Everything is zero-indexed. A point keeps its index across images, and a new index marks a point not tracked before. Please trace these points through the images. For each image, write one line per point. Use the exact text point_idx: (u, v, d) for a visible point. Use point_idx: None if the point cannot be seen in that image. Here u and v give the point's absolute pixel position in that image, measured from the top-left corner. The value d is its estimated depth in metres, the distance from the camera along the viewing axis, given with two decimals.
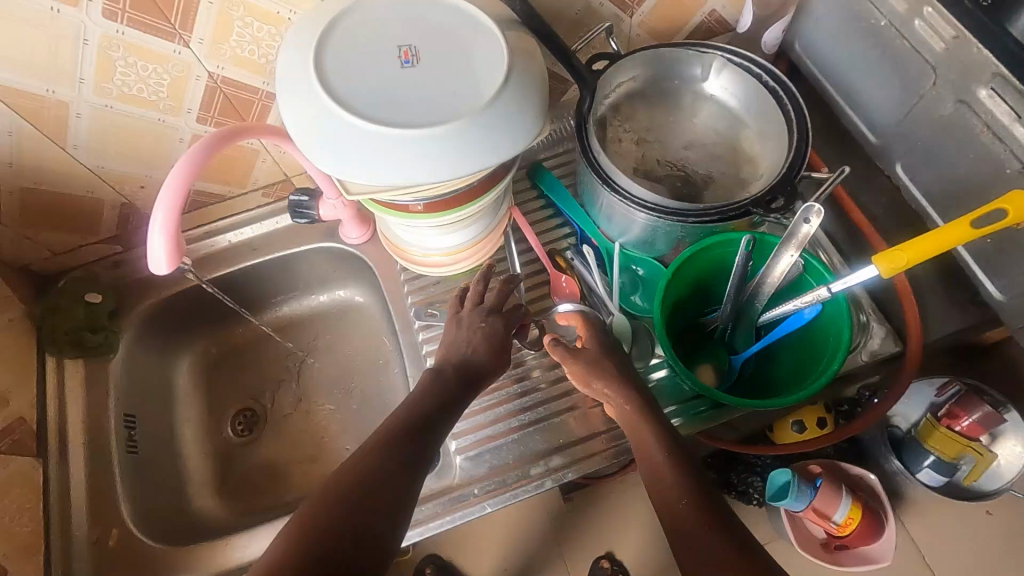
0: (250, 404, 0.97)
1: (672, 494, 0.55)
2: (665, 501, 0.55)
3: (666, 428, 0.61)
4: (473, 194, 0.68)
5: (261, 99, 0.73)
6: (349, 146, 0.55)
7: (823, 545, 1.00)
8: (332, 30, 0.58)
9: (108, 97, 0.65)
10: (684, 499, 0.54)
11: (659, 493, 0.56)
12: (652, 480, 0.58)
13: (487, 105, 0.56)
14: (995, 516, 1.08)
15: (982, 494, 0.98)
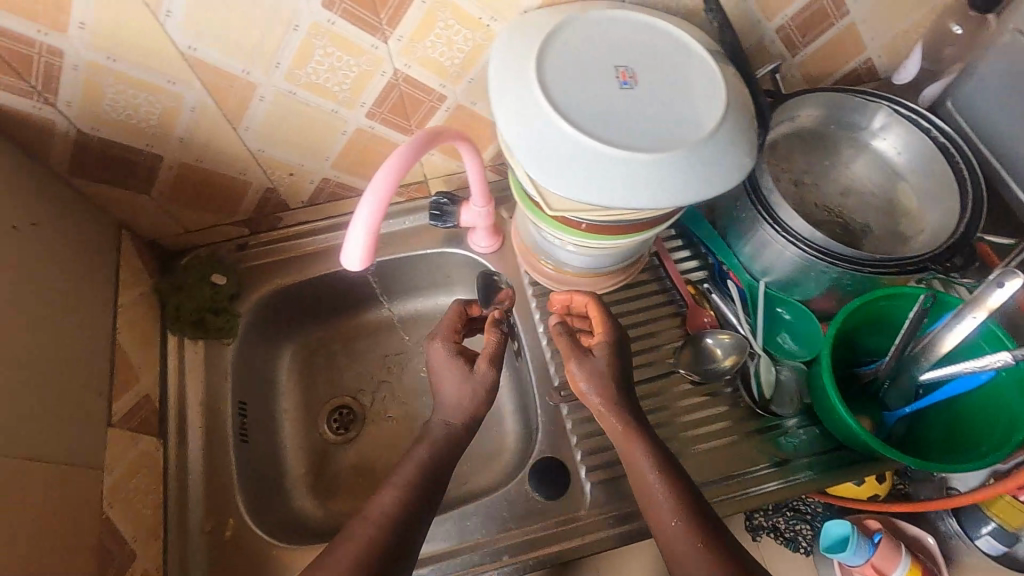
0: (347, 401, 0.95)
1: (661, 514, 0.57)
2: (658, 525, 0.57)
3: (655, 443, 0.61)
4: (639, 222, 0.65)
5: (431, 101, 0.72)
6: (568, 161, 0.54)
7: None
8: (549, 44, 0.57)
9: (295, 84, 0.64)
10: (677, 519, 0.55)
11: (646, 501, 0.58)
12: (647, 501, 0.58)
13: (708, 134, 0.55)
14: None
15: None
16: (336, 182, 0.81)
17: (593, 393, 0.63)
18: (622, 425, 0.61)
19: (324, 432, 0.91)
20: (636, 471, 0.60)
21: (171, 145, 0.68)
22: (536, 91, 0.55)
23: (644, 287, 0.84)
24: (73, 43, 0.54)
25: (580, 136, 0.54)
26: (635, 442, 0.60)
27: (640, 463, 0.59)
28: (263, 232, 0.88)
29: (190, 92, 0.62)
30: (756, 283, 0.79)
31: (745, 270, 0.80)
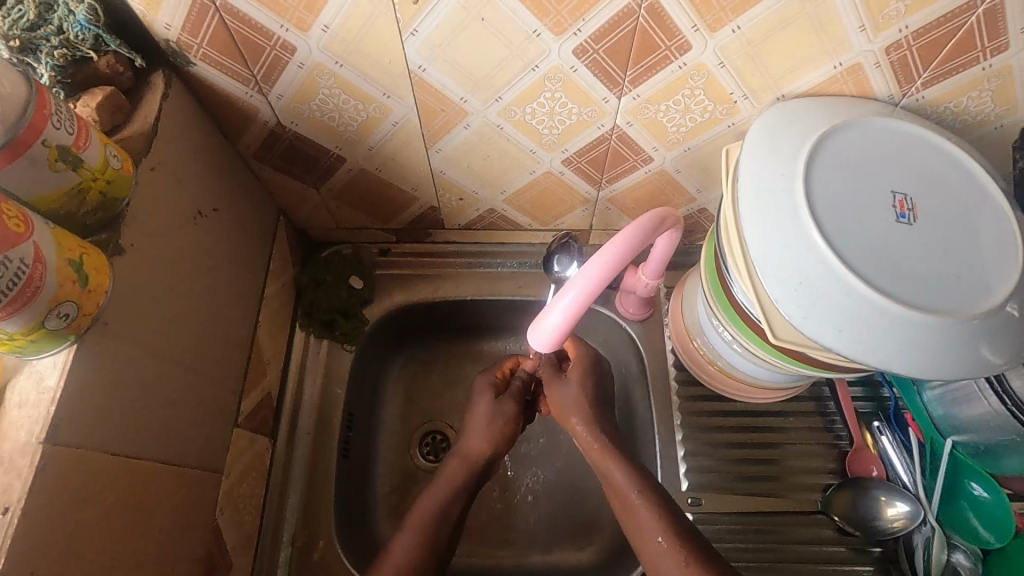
0: (441, 425, 0.85)
1: (645, 529, 0.60)
2: (642, 537, 0.60)
3: (634, 464, 0.64)
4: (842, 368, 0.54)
5: (636, 161, 0.65)
6: (821, 294, 0.46)
7: None
8: (821, 148, 0.50)
9: (507, 120, 0.59)
10: (661, 535, 0.58)
11: (627, 517, 0.62)
12: (624, 510, 0.62)
13: (998, 306, 0.46)
14: None
15: None
16: (501, 214, 0.76)
17: (574, 415, 0.68)
18: (598, 444, 0.66)
19: (415, 459, 0.83)
20: (613, 485, 0.63)
21: (359, 152, 0.64)
22: (798, 208, 0.47)
23: (803, 405, 0.75)
24: (308, 43, 0.50)
25: (845, 273, 0.46)
26: (613, 462, 0.64)
27: (618, 477, 0.63)
28: (408, 243, 0.84)
29: (400, 106, 0.58)
30: (942, 441, 0.67)
31: (926, 417, 0.68)
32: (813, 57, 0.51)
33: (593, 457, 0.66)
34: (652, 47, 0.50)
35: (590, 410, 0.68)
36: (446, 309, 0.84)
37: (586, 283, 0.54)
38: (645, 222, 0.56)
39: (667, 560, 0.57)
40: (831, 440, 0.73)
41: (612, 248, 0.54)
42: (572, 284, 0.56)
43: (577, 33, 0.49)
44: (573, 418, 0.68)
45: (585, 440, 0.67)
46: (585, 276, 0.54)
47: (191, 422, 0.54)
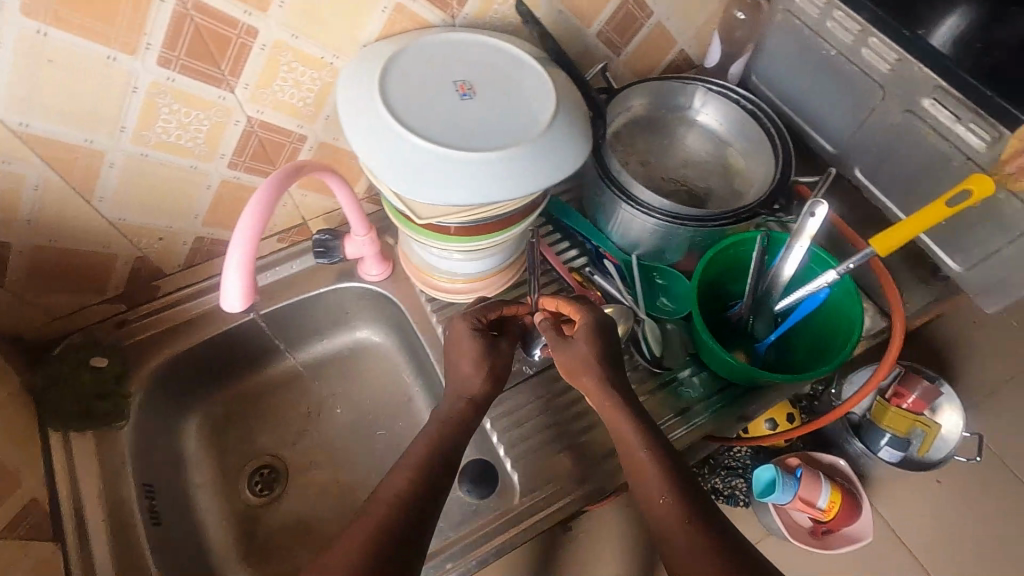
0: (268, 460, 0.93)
1: (652, 490, 0.61)
2: (649, 500, 0.61)
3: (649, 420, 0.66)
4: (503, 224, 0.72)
5: (292, 142, 0.74)
6: (425, 170, 0.58)
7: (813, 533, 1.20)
8: (390, 69, 0.62)
9: (146, 145, 0.64)
10: (665, 497, 0.59)
11: (639, 477, 0.63)
12: (629, 460, 0.64)
13: (548, 128, 0.61)
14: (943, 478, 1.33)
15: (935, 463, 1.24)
16: (211, 239, 0.80)
17: (588, 374, 0.68)
18: (609, 403, 0.67)
19: (247, 496, 0.89)
20: (626, 450, 0.64)
21: (20, 230, 0.65)
22: (381, 115, 0.59)
23: (535, 283, 0.91)
24: None
25: (429, 147, 0.58)
26: (621, 422, 0.65)
27: (635, 444, 0.64)
28: (142, 304, 0.84)
29: (30, 170, 0.61)
30: (629, 258, 0.87)
31: (616, 248, 0.88)
32: (362, 9, 0.64)
33: (606, 416, 0.67)
34: (225, 38, 0.59)
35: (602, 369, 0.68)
36: (211, 348, 0.87)
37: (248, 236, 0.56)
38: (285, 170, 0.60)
39: (663, 511, 0.58)
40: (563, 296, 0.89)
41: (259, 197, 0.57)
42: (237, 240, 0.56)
43: (149, 46, 0.57)
44: (583, 380, 0.69)
45: (596, 397, 0.68)
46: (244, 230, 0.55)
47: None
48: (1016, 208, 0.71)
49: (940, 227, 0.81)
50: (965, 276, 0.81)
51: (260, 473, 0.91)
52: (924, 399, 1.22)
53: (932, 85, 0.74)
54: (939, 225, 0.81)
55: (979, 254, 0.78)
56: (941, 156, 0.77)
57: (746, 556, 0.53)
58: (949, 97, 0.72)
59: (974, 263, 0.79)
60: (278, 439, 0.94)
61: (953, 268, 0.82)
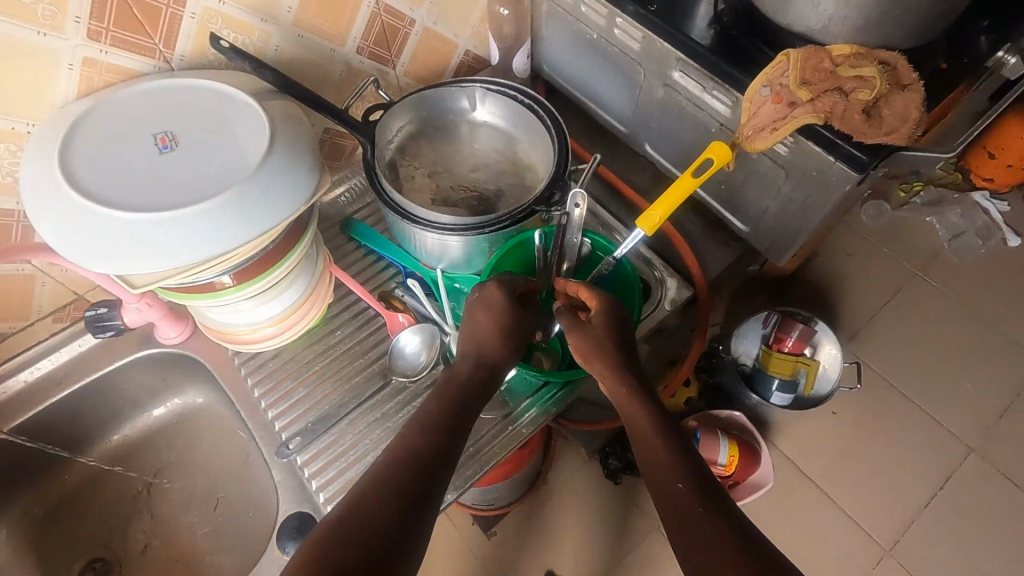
0: (100, 552, 0.87)
1: (669, 471, 0.59)
2: (662, 479, 0.59)
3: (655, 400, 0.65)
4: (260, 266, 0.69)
5: (16, 219, 0.67)
6: (117, 239, 0.54)
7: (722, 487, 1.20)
8: (75, 134, 0.57)
9: None
10: (682, 482, 0.57)
11: (650, 456, 0.61)
12: (642, 447, 0.62)
13: (257, 170, 0.58)
14: (840, 413, 1.34)
15: (821, 397, 1.24)
16: None
17: (599, 360, 0.67)
18: (629, 388, 0.66)
19: None
20: (641, 431, 0.63)
21: None
22: (59, 189, 0.54)
23: (348, 312, 0.88)
24: None
25: (113, 213, 0.53)
26: (641, 407, 0.64)
27: (647, 425, 0.63)
28: None
29: None
30: (433, 273, 0.86)
31: (420, 265, 0.86)
32: (41, 72, 0.59)
33: (620, 402, 0.66)
34: None
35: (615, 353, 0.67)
36: (1, 449, 0.80)
37: None
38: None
39: (682, 496, 0.56)
40: (374, 324, 0.87)
41: None
42: None
43: None
44: (597, 367, 0.67)
45: (614, 386, 0.66)
46: None
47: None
48: (767, 166, 0.73)
49: (721, 192, 0.82)
50: (753, 235, 0.83)
51: (93, 567, 0.85)
52: (804, 339, 1.25)
53: (675, 58, 0.74)
54: (720, 190, 0.82)
55: (756, 213, 0.80)
56: (702, 125, 0.78)
57: (743, 533, 0.53)
58: (691, 68, 0.73)
59: (756, 222, 0.81)
60: (110, 526, 0.88)
61: (741, 228, 0.83)
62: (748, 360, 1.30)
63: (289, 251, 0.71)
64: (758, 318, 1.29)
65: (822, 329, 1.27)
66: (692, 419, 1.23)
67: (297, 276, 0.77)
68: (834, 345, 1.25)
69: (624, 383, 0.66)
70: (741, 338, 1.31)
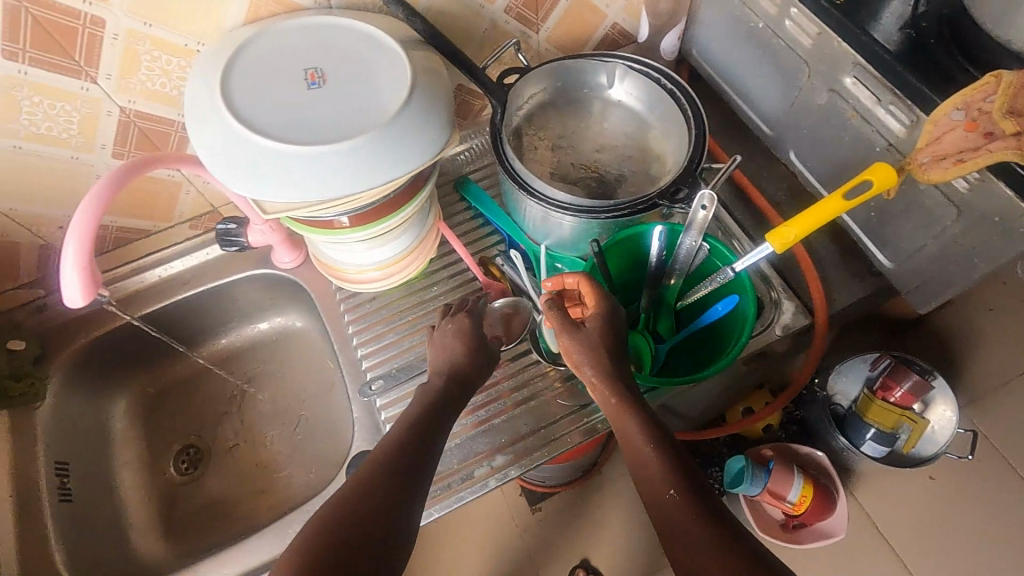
0: (194, 440, 0.96)
1: (656, 485, 0.54)
2: (654, 493, 0.54)
3: (650, 414, 0.59)
4: (377, 213, 0.71)
5: (177, 131, 0.73)
6: (260, 165, 0.56)
7: (784, 527, 1.12)
8: (236, 58, 0.60)
9: (16, 137, 0.65)
10: (672, 491, 0.53)
11: (640, 472, 0.56)
12: (635, 460, 0.57)
13: (395, 118, 0.58)
14: (943, 482, 1.20)
15: (921, 459, 1.11)
16: (117, 226, 0.82)
17: (587, 365, 0.62)
18: (617, 400, 0.60)
19: (170, 474, 0.92)
20: (630, 440, 0.58)
21: None
22: (217, 108, 0.57)
23: (448, 270, 0.89)
24: None
25: (261, 139, 0.56)
26: (630, 418, 0.59)
27: (638, 436, 0.57)
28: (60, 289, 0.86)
29: None
30: (537, 249, 0.84)
31: (525, 237, 0.85)
32: None
33: (610, 412, 0.61)
34: (70, 30, 0.59)
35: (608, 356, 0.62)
36: (129, 332, 0.90)
37: (80, 230, 0.56)
38: (140, 157, 0.61)
39: (678, 513, 0.51)
40: (472, 289, 0.88)
41: (86, 206, 0.56)
42: (71, 238, 0.57)
43: None
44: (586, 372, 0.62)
45: (603, 395, 0.61)
46: (72, 232, 0.56)
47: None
48: (936, 200, 0.64)
49: (869, 219, 0.74)
50: (896, 273, 0.74)
51: (186, 452, 0.94)
52: (915, 393, 1.11)
53: (852, 62, 0.66)
54: (868, 217, 0.73)
55: (907, 250, 0.71)
56: (866, 141, 0.69)
57: (748, 552, 0.48)
58: (869, 75, 0.65)
59: (904, 259, 0.72)
60: (206, 420, 0.96)
61: (883, 263, 0.75)
62: (844, 402, 1.16)
63: (409, 202, 0.73)
64: (866, 358, 1.14)
65: (940, 385, 1.11)
66: (767, 448, 1.16)
67: (411, 227, 0.80)
68: (950, 406, 1.10)
69: (615, 395, 0.60)
70: (839, 375, 1.18)
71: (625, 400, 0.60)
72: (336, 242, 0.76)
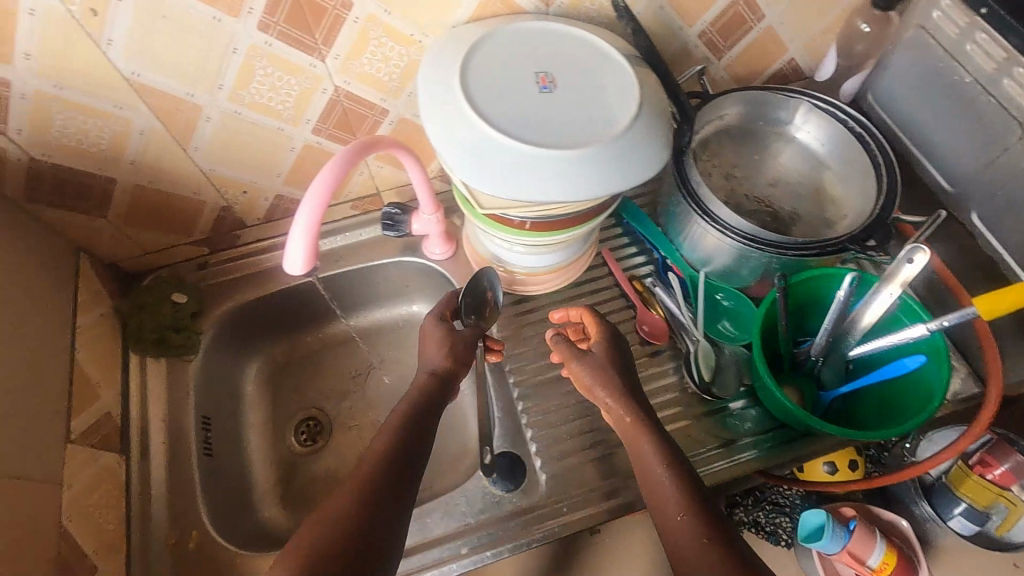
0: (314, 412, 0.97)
1: (666, 509, 0.56)
2: (664, 518, 0.55)
3: None
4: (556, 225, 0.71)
5: (375, 115, 0.76)
6: (493, 160, 0.57)
7: None
8: (472, 53, 0.61)
9: (240, 103, 0.68)
10: (682, 513, 0.54)
11: (654, 495, 0.58)
12: (652, 484, 0.59)
13: (624, 132, 0.59)
14: None
15: None
16: (290, 198, 0.84)
17: (601, 388, 0.66)
18: (632, 419, 0.63)
19: (291, 443, 0.93)
20: (643, 463, 0.60)
21: (125, 168, 0.71)
22: (456, 101, 0.59)
23: (595, 284, 0.88)
24: (19, 72, 0.57)
25: (497, 135, 0.57)
26: (644, 442, 0.61)
27: (653, 458, 0.59)
28: (223, 251, 0.90)
29: (138, 115, 0.65)
30: (697, 276, 0.83)
31: (686, 263, 0.84)
32: None
33: (625, 431, 0.64)
34: (321, 10, 0.61)
35: (615, 376, 0.66)
36: (274, 301, 0.92)
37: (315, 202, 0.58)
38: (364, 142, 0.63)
39: (687, 536, 0.52)
40: (622, 305, 0.86)
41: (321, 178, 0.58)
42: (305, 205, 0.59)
43: (251, 11, 0.59)
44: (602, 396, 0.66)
45: (618, 414, 0.64)
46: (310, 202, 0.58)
47: (4, 430, 0.60)
48: None
49: None
50: None
51: (306, 424, 0.95)
52: None
53: None
54: None
55: None
56: None
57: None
58: None
59: None
60: (325, 394, 0.98)
61: None
62: None
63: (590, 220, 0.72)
64: None
65: None
66: (845, 506, 0.84)
67: (574, 241, 0.81)
68: None
69: (627, 413, 0.63)
70: None
71: (638, 419, 0.63)
72: (511, 241, 0.77)
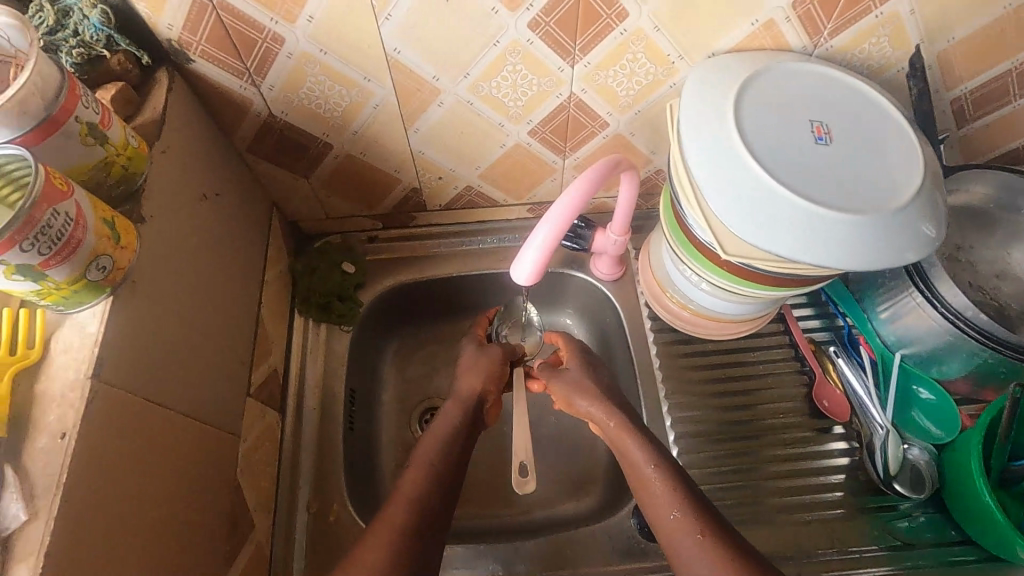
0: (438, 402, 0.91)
1: (661, 505, 0.61)
2: (659, 515, 0.60)
3: (650, 440, 0.66)
4: (778, 282, 0.63)
5: (594, 127, 0.73)
6: (758, 209, 0.54)
7: None
8: (746, 89, 0.58)
9: (475, 94, 0.66)
10: (675, 511, 0.59)
11: (647, 492, 0.63)
12: (639, 484, 0.64)
13: (908, 203, 0.53)
14: None
15: None
16: (478, 191, 0.83)
17: (583, 398, 0.73)
18: (615, 423, 0.69)
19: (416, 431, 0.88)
20: (631, 459, 0.65)
21: (344, 138, 0.71)
22: (732, 140, 0.56)
23: (769, 340, 0.83)
24: (295, 33, 0.57)
25: (776, 187, 0.54)
26: (630, 440, 0.66)
27: (635, 453, 0.65)
28: (393, 228, 0.90)
29: (380, 89, 0.65)
30: (891, 355, 0.77)
31: (877, 337, 0.79)
32: (732, 16, 0.60)
33: (610, 435, 0.69)
34: (596, 17, 0.58)
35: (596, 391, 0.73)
36: (430, 287, 0.90)
37: (557, 220, 0.56)
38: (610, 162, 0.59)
39: (683, 533, 0.57)
40: (796, 369, 0.81)
41: (570, 197, 0.56)
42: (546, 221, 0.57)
43: (530, 7, 0.56)
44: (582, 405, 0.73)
45: (604, 421, 0.70)
46: (553, 217, 0.56)
47: (216, 375, 0.61)
48: None
49: None
50: None
51: (429, 413, 0.90)
52: None
53: None
54: None
55: None
56: None
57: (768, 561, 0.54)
58: None
59: None
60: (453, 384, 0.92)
61: None
62: None
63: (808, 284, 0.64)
64: None
65: None
66: None
67: (768, 302, 0.74)
68: None
69: (613, 418, 0.69)
70: None
71: (621, 423, 0.69)
72: (699, 277, 0.73)
